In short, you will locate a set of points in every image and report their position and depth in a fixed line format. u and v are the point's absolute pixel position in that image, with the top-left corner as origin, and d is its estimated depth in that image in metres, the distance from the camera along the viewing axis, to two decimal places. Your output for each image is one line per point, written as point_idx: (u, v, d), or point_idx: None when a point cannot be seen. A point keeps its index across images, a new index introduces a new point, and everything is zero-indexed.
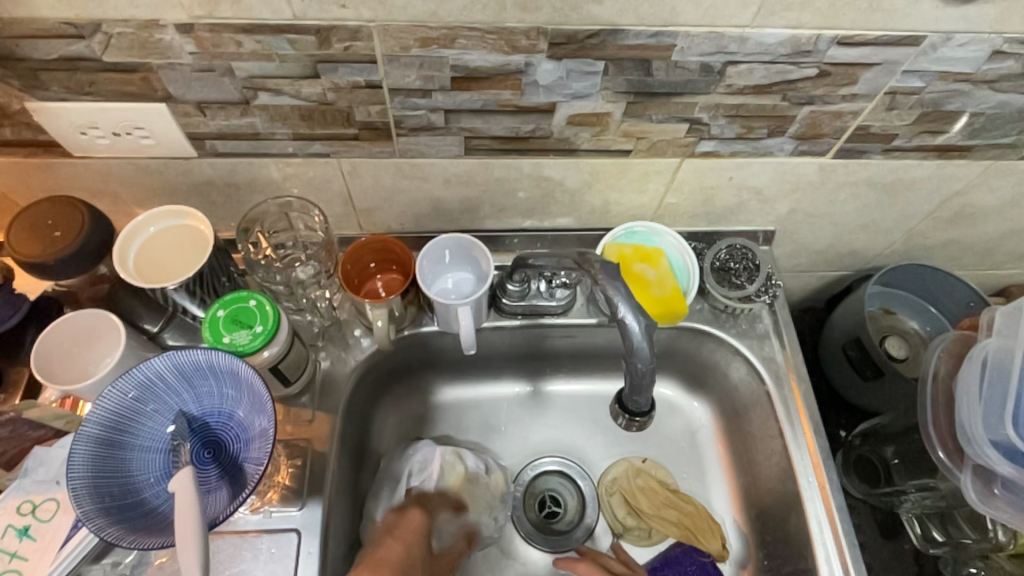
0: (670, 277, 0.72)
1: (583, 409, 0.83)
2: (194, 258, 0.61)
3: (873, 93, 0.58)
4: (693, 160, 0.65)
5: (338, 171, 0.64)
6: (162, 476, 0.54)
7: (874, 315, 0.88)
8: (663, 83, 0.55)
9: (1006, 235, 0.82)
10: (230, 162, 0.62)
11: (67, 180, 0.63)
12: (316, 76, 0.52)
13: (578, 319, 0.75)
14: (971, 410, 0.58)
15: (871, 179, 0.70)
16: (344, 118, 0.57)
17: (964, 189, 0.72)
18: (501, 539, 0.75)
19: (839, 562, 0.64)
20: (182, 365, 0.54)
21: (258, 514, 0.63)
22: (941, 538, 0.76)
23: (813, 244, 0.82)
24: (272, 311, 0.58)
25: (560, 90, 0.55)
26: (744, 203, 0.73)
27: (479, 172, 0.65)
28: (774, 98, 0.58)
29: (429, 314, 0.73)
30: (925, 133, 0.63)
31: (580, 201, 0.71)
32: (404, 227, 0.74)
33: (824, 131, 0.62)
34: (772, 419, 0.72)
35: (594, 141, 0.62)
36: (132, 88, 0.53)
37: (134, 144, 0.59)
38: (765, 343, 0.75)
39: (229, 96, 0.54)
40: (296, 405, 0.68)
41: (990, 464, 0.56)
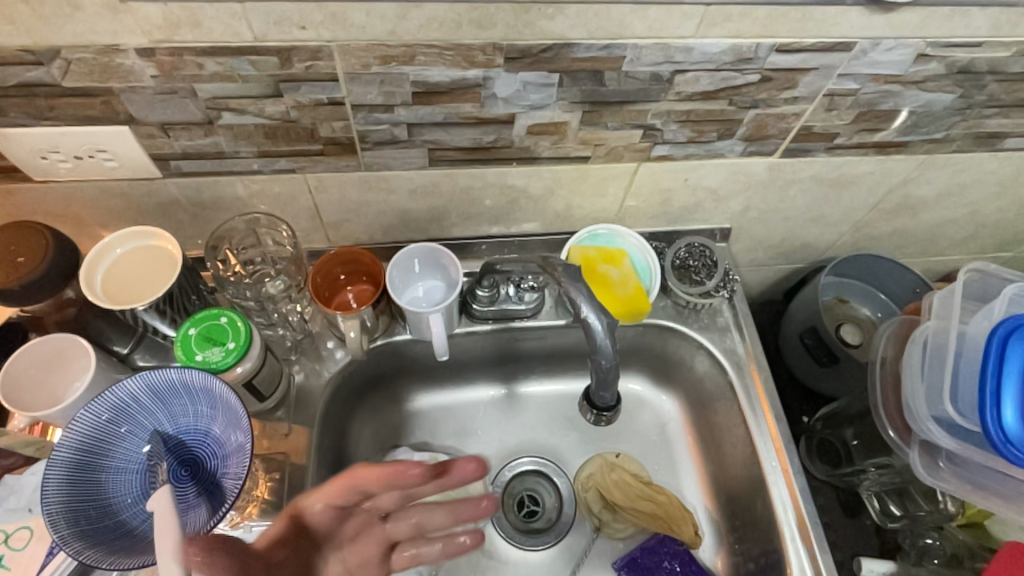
0: (633, 276, 0.74)
1: (557, 408, 0.85)
2: (165, 278, 0.61)
3: (812, 96, 0.61)
4: (650, 164, 0.68)
5: (304, 186, 0.65)
6: (140, 496, 0.54)
7: (829, 304, 0.93)
8: (616, 92, 0.58)
9: (945, 224, 0.87)
10: (196, 181, 0.63)
11: (28, 205, 0.63)
12: (279, 94, 0.53)
13: (547, 320, 0.77)
14: (913, 389, 0.62)
15: (818, 175, 0.74)
16: (308, 134, 0.58)
17: (904, 181, 0.77)
18: (482, 540, 0.77)
19: (804, 540, 0.67)
20: (156, 385, 0.54)
21: (238, 529, 0.62)
22: (898, 511, 0.80)
23: (768, 239, 0.86)
24: (243, 327, 0.58)
25: (518, 102, 0.57)
26: (700, 202, 0.76)
27: (444, 182, 0.67)
28: (721, 103, 0.61)
29: (401, 323, 0.75)
30: (864, 131, 0.67)
31: (544, 206, 0.74)
32: (372, 239, 0.75)
33: (770, 132, 0.66)
34: (735, 408, 0.76)
35: (554, 149, 0.64)
36: (94, 112, 0.53)
37: (97, 167, 0.59)
38: (726, 336, 0.78)
39: (192, 116, 0.55)
40: (272, 420, 0.69)
41: (933, 438, 0.60)
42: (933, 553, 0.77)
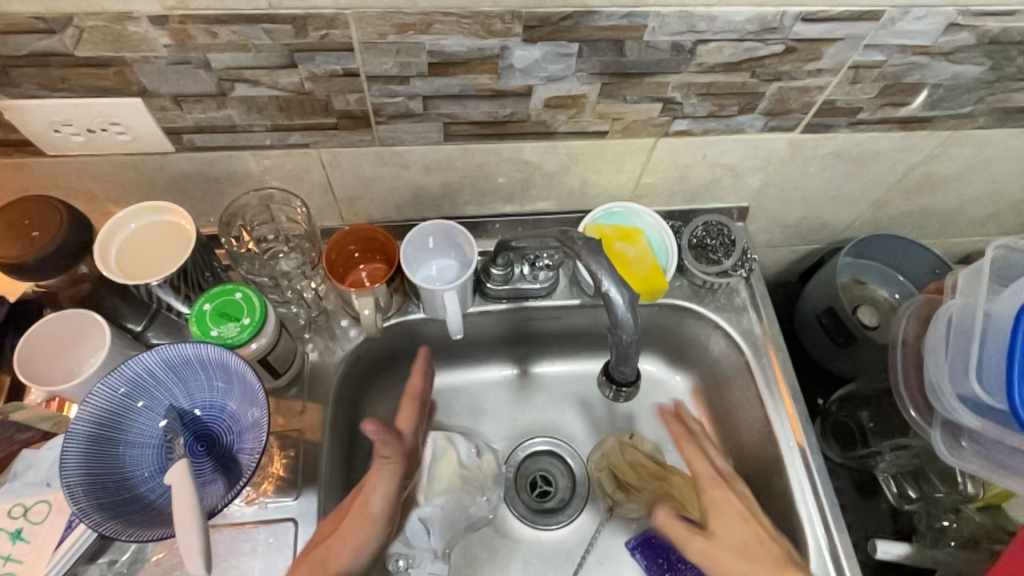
0: (649, 254, 0.73)
1: (570, 389, 0.84)
2: (178, 254, 0.60)
3: (837, 68, 0.60)
4: (668, 139, 0.67)
5: (317, 162, 0.64)
6: (157, 470, 0.54)
7: (845, 285, 0.91)
8: (636, 63, 0.56)
9: (966, 203, 0.85)
10: (209, 156, 0.62)
11: (40, 179, 0.62)
12: (294, 65, 0.53)
13: (562, 300, 0.77)
14: (938, 367, 0.61)
15: (839, 152, 0.72)
16: (322, 107, 0.57)
17: (927, 158, 0.75)
18: (495, 519, 0.77)
19: (821, 520, 0.67)
20: (172, 359, 0.54)
21: (254, 506, 0.63)
22: (915, 494, 0.80)
23: (786, 219, 0.85)
24: (259, 302, 0.58)
25: (536, 73, 0.56)
26: (717, 179, 0.75)
27: (459, 158, 0.66)
28: (743, 75, 0.59)
29: (415, 302, 0.74)
30: (888, 106, 0.66)
31: (559, 183, 0.72)
32: (385, 216, 0.74)
33: (792, 107, 0.64)
34: (752, 388, 0.75)
35: (571, 123, 0.63)
36: (107, 83, 0.52)
37: (109, 140, 0.58)
38: (742, 316, 0.77)
39: (206, 88, 0.54)
40: (286, 398, 0.69)
41: (957, 418, 0.59)
42: (950, 535, 0.76)
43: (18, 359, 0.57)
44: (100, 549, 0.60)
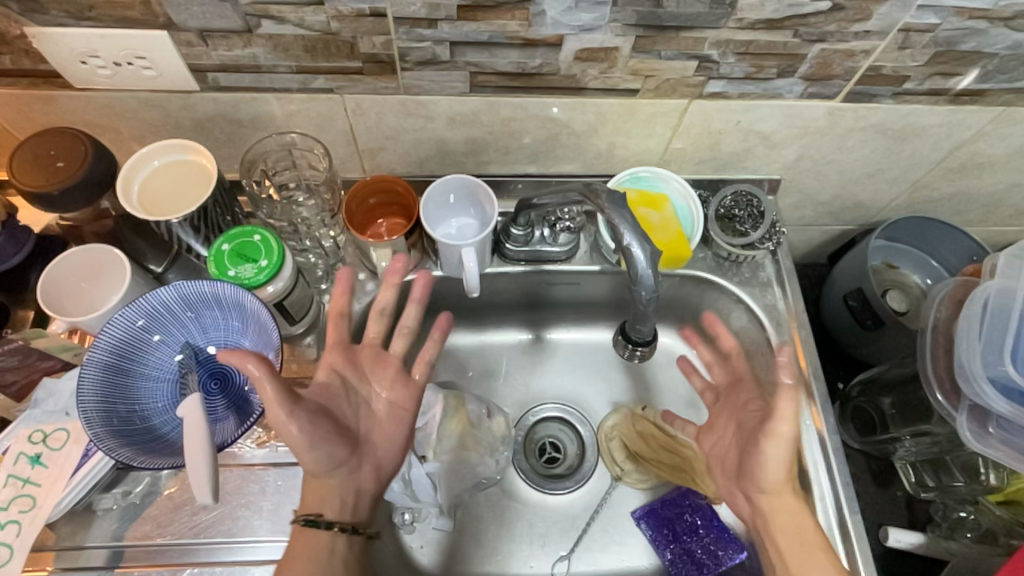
0: (674, 221, 0.71)
1: (586, 357, 0.83)
2: (181, 211, 0.59)
3: (886, 30, 0.57)
4: (701, 101, 0.65)
5: (341, 109, 0.63)
6: (171, 404, 0.55)
7: (876, 268, 0.90)
8: (673, 16, 0.54)
9: (1013, 188, 0.81)
10: (234, 97, 0.62)
11: (69, 113, 0.63)
12: (320, 2, 0.51)
13: (581, 265, 0.75)
14: (970, 350, 0.58)
15: (880, 125, 0.69)
16: (347, 49, 0.56)
17: (974, 137, 0.72)
18: (502, 481, 0.77)
19: (833, 500, 0.66)
20: (189, 295, 0.54)
21: (265, 448, 0.64)
22: (932, 482, 0.78)
23: (818, 195, 0.82)
24: (277, 246, 0.58)
25: (568, 22, 0.54)
26: (750, 148, 0.72)
27: (484, 112, 0.65)
28: (785, 34, 0.57)
29: (433, 259, 0.74)
30: (938, 76, 0.62)
31: (586, 144, 0.71)
32: (407, 171, 0.73)
33: (834, 72, 0.61)
34: (771, 365, 0.73)
35: (601, 79, 0.61)
36: (133, 13, 0.52)
37: (136, 75, 0.58)
38: (766, 291, 0.75)
39: (232, 23, 0.53)
40: (301, 346, 0.69)
41: (986, 402, 0.56)
42: (967, 526, 0.76)
43: (45, 276, 0.58)
44: (116, 479, 0.61)
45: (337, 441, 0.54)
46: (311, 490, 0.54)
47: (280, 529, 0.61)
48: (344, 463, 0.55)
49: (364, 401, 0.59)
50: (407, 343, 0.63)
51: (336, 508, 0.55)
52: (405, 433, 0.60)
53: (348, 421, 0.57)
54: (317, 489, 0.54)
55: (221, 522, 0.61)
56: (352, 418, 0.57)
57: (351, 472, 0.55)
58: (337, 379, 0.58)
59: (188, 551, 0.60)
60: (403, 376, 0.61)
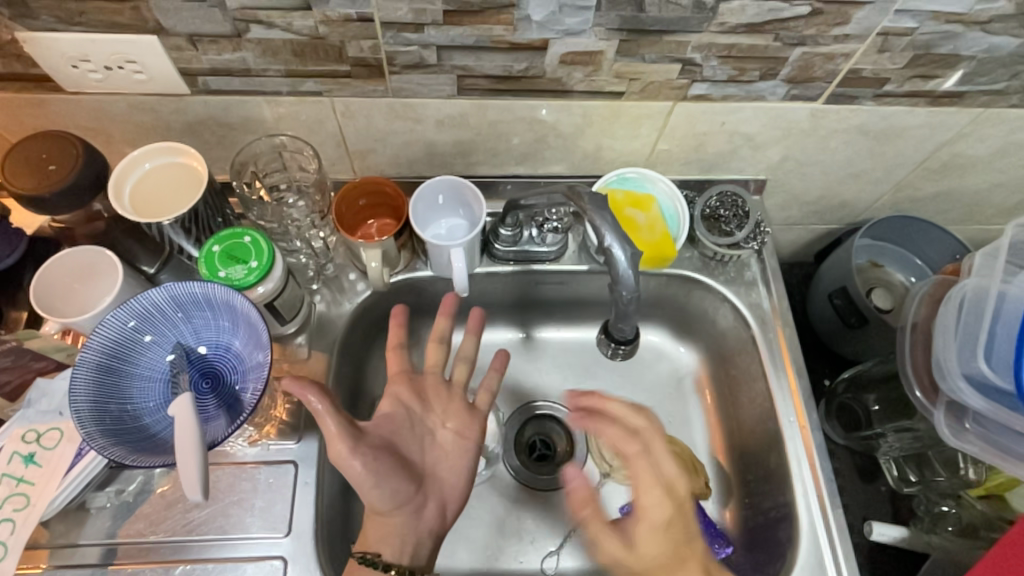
0: (660, 222, 0.72)
1: (575, 356, 0.84)
2: (158, 217, 0.60)
3: (865, 34, 0.58)
4: (685, 104, 0.66)
5: (331, 111, 0.64)
6: (163, 404, 0.56)
7: (862, 267, 0.91)
8: (655, 20, 0.55)
9: (995, 188, 0.82)
10: (224, 100, 0.62)
11: (60, 117, 0.63)
12: (308, 8, 0.52)
13: (570, 265, 0.76)
14: (946, 347, 0.59)
15: (862, 126, 0.70)
16: (336, 53, 0.57)
17: (955, 137, 0.73)
18: (492, 478, 0.77)
19: (816, 494, 0.67)
20: (180, 296, 0.55)
21: (256, 447, 0.65)
22: (915, 477, 0.80)
23: (804, 195, 0.83)
24: (267, 247, 0.59)
25: (553, 26, 0.55)
26: (735, 149, 0.73)
27: (472, 114, 0.66)
28: (766, 37, 0.58)
29: (423, 259, 0.75)
30: (917, 78, 0.63)
31: (574, 145, 0.72)
32: (397, 172, 0.74)
33: (816, 74, 0.62)
34: (756, 362, 0.74)
35: (587, 82, 0.62)
36: (123, 18, 0.52)
37: (127, 79, 0.59)
38: (752, 290, 0.76)
39: (221, 28, 0.54)
40: (292, 345, 0.70)
41: (962, 398, 0.58)
42: (948, 521, 0.77)
43: (45, 267, 0.60)
44: (109, 478, 0.62)
45: (400, 477, 0.57)
46: (374, 526, 0.58)
47: (271, 526, 0.62)
48: (411, 500, 0.58)
49: (430, 433, 0.63)
50: (467, 370, 0.67)
51: (394, 545, 0.57)
52: (468, 466, 0.63)
53: (414, 456, 0.60)
54: (384, 525, 0.57)
55: (213, 519, 0.62)
56: (417, 452, 0.61)
57: (415, 510, 0.58)
58: (401, 411, 0.61)
59: (181, 548, 0.61)
60: (466, 407, 0.65)
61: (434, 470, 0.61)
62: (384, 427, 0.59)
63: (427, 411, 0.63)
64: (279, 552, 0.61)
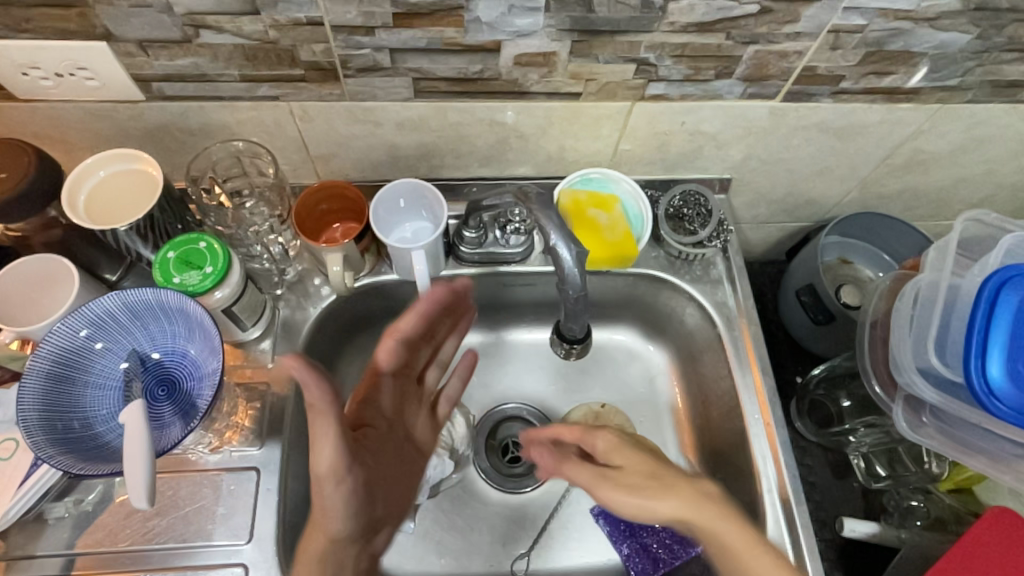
0: (623, 221, 0.72)
1: (546, 357, 0.84)
2: (107, 224, 0.59)
3: (816, 32, 0.58)
4: (644, 103, 0.66)
5: (289, 115, 0.64)
6: (117, 412, 0.55)
7: (830, 265, 0.91)
8: (606, 21, 0.55)
9: (958, 183, 0.83)
10: (180, 106, 0.62)
11: (16, 125, 0.63)
12: (257, 12, 0.52)
13: (536, 267, 0.76)
14: (900, 341, 0.59)
15: (821, 124, 0.71)
16: (289, 57, 0.57)
17: (915, 134, 0.73)
18: (463, 480, 0.77)
19: (781, 491, 0.67)
20: (133, 303, 0.54)
21: (218, 454, 0.64)
22: (884, 472, 0.81)
23: (770, 193, 0.84)
24: (222, 251, 0.58)
25: (504, 28, 0.55)
26: (698, 148, 0.74)
27: (431, 117, 0.66)
28: (718, 36, 0.58)
29: (387, 263, 0.75)
30: (872, 75, 0.64)
31: (536, 147, 0.72)
32: (361, 176, 0.74)
33: (771, 72, 0.63)
34: (723, 360, 0.75)
35: (543, 83, 0.62)
36: (70, 25, 0.52)
37: (79, 86, 0.58)
38: (718, 289, 0.77)
39: (170, 34, 0.54)
40: (255, 351, 0.69)
41: (917, 392, 0.57)
42: (917, 515, 0.77)
43: (2, 271, 0.59)
44: (68, 488, 0.62)
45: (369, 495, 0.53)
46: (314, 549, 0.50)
47: (233, 534, 0.61)
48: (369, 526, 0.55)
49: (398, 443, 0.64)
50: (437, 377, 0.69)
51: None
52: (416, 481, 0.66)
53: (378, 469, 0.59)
54: (334, 552, 0.50)
55: (173, 528, 0.61)
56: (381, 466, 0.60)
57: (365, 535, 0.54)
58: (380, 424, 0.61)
59: (141, 558, 0.60)
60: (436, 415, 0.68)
61: (384, 491, 0.59)
62: (370, 443, 0.59)
63: (395, 430, 0.63)
64: (241, 559, 0.61)
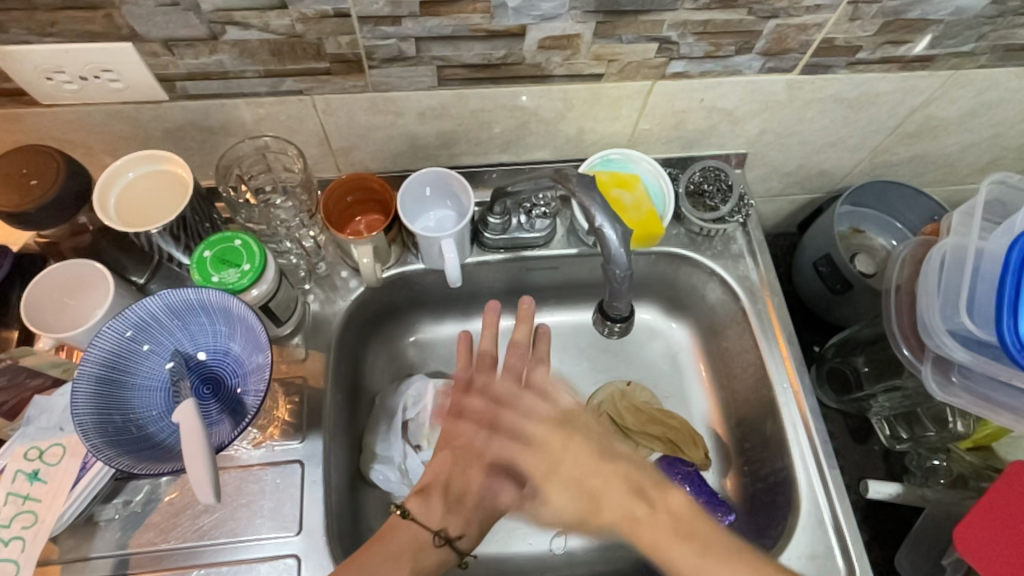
0: (647, 200, 0.73)
1: (569, 339, 0.85)
2: (134, 226, 0.59)
3: (836, 4, 0.59)
4: (664, 82, 0.66)
5: (312, 109, 0.64)
6: (165, 411, 0.56)
7: (844, 234, 0.92)
8: (630, 0, 0.55)
9: (967, 148, 0.84)
10: (203, 105, 0.62)
11: (37, 131, 0.63)
12: (283, 6, 0.52)
13: (560, 250, 0.77)
14: (929, 305, 0.61)
15: (837, 95, 0.72)
16: (314, 51, 0.57)
17: (927, 101, 0.74)
18: None
19: (813, 457, 0.69)
20: (174, 303, 0.55)
21: (261, 449, 0.65)
22: (906, 434, 0.83)
23: (784, 166, 0.85)
24: (258, 249, 0.59)
25: (529, 12, 0.55)
26: (715, 125, 0.74)
27: (453, 105, 0.66)
28: (740, 12, 0.58)
29: (413, 253, 0.75)
30: (888, 45, 0.65)
31: (556, 130, 0.72)
32: (381, 167, 0.74)
33: (789, 46, 0.63)
34: (748, 333, 0.76)
35: (566, 66, 0.63)
36: (95, 27, 0.52)
37: (103, 89, 0.58)
38: (739, 263, 0.78)
39: (196, 32, 0.53)
40: (289, 346, 0.70)
41: (947, 352, 0.60)
42: (940, 473, 0.79)
43: (36, 279, 0.59)
44: (115, 490, 0.62)
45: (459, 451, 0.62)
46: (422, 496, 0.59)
47: (281, 525, 0.62)
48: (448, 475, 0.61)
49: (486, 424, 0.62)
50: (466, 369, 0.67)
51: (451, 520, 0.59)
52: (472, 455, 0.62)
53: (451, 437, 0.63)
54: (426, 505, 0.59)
55: (223, 523, 0.62)
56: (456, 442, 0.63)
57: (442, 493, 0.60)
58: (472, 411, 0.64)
59: (193, 554, 0.61)
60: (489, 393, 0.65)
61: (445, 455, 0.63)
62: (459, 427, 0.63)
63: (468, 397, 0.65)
64: (292, 549, 0.62)
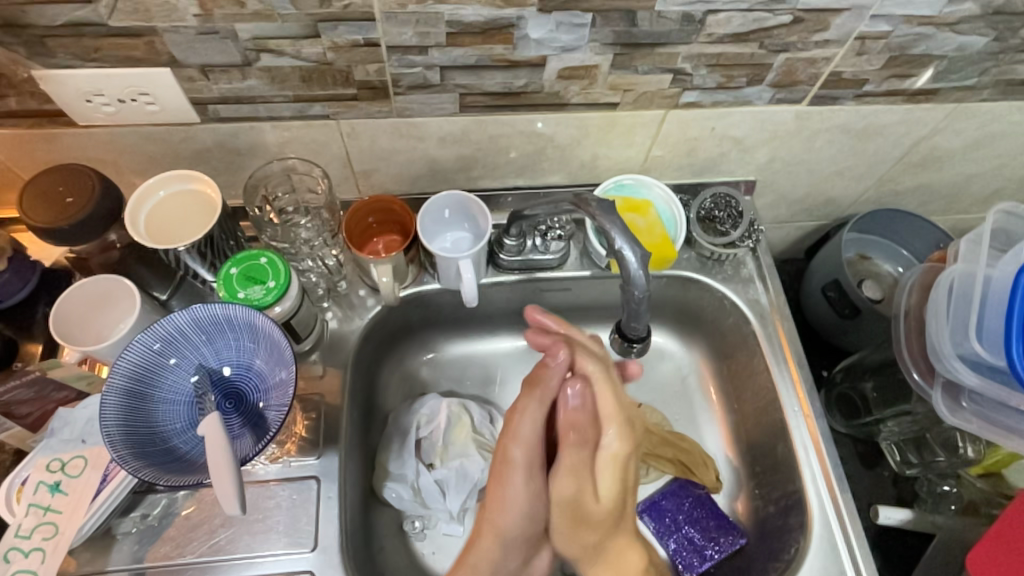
0: (659, 225, 0.75)
1: None
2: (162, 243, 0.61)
3: (843, 39, 0.61)
4: (677, 111, 0.69)
5: (337, 133, 0.66)
6: (189, 424, 0.57)
7: (851, 260, 0.94)
8: (647, 34, 0.58)
9: (971, 178, 0.86)
10: (232, 127, 0.64)
11: (71, 150, 0.65)
12: (317, 36, 0.54)
13: (573, 271, 0.78)
14: (940, 330, 0.62)
15: (844, 125, 0.74)
16: (343, 78, 0.59)
17: (932, 132, 0.76)
18: None
19: (824, 481, 0.69)
20: (202, 319, 0.56)
21: (278, 464, 0.66)
22: (915, 459, 0.82)
23: (792, 194, 0.87)
24: (284, 268, 0.60)
25: (551, 44, 0.58)
26: (725, 152, 0.76)
27: (473, 130, 0.68)
28: (751, 46, 0.61)
29: (430, 273, 0.77)
30: (893, 78, 0.67)
31: (571, 156, 0.74)
32: (399, 189, 0.76)
33: (799, 78, 0.66)
34: (758, 355, 0.77)
35: (583, 95, 0.65)
36: (137, 53, 0.54)
37: (138, 111, 0.60)
38: (749, 287, 0.79)
39: (231, 58, 0.56)
40: (306, 363, 0.71)
41: (958, 376, 0.61)
42: (950, 500, 0.80)
43: (66, 292, 0.60)
44: (133, 503, 0.63)
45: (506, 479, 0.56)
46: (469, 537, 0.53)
47: (296, 542, 0.63)
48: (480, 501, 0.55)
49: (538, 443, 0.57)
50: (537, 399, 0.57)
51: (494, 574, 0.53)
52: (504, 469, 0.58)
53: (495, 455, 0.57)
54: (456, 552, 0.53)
55: (238, 538, 0.63)
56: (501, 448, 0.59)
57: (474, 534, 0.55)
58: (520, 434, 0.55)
59: (208, 569, 0.61)
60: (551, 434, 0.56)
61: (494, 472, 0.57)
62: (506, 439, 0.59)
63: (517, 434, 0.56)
64: (306, 566, 0.62)
